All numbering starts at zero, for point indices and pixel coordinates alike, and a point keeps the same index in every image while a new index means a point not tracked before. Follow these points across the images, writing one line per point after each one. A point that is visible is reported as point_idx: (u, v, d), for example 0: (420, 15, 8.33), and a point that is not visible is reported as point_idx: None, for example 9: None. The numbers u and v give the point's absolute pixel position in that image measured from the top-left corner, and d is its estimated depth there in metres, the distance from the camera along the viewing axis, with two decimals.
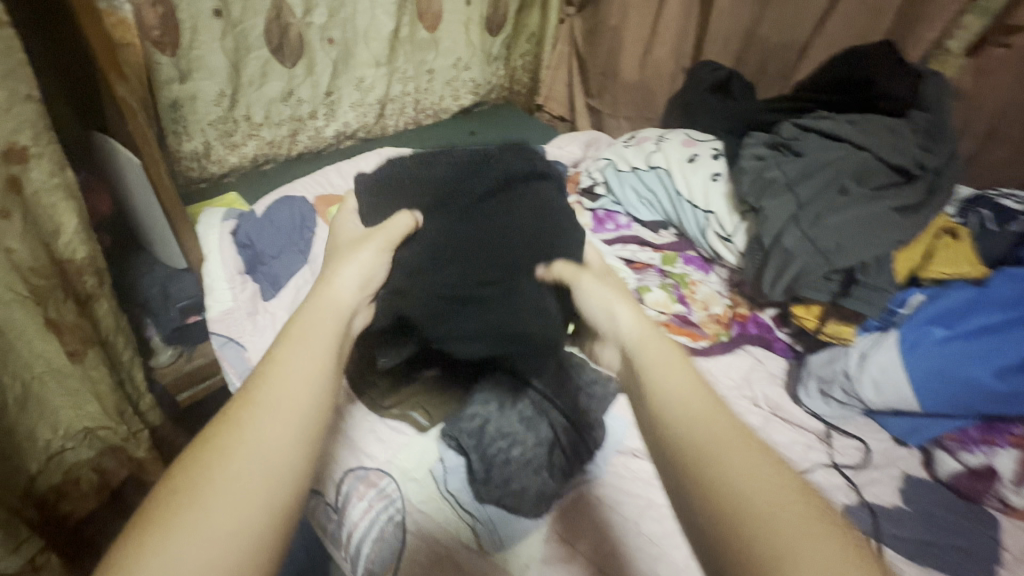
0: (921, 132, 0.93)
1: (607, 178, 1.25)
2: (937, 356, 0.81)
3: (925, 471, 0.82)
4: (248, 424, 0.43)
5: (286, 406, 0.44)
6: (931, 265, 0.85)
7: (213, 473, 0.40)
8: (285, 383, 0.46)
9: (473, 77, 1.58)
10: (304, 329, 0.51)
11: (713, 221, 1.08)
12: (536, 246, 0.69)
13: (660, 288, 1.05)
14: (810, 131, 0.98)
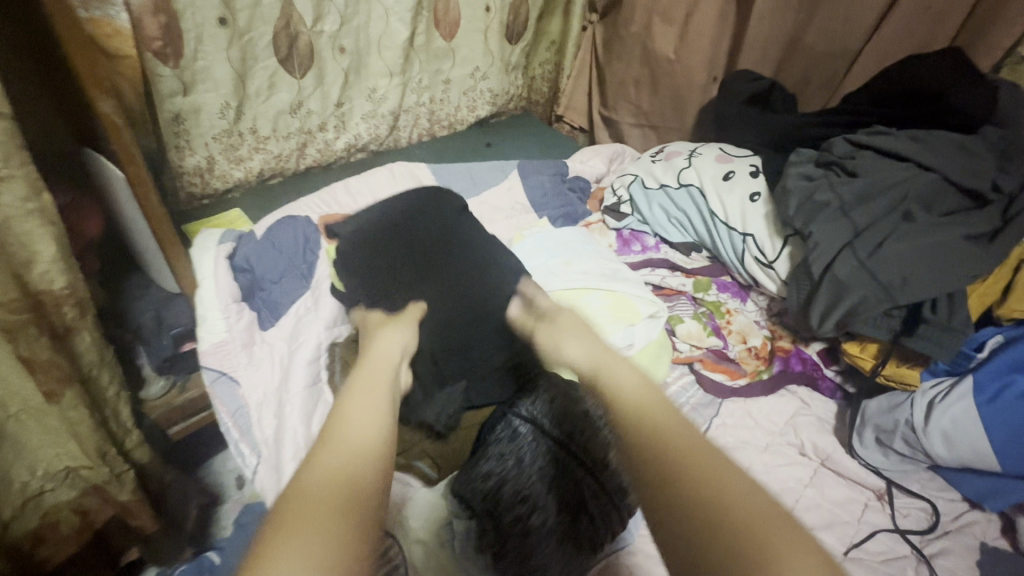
0: (999, 150, 0.82)
1: (633, 195, 1.16)
2: (1021, 411, 0.71)
3: (1006, 540, 0.73)
4: (330, 454, 0.48)
5: (362, 439, 0.50)
6: (1014, 303, 0.75)
7: (303, 507, 0.43)
8: (352, 421, 0.52)
9: (490, 86, 1.52)
10: (366, 380, 0.58)
11: (751, 245, 0.99)
12: (487, 273, 0.76)
13: (693, 318, 0.95)
14: (865, 148, 0.87)
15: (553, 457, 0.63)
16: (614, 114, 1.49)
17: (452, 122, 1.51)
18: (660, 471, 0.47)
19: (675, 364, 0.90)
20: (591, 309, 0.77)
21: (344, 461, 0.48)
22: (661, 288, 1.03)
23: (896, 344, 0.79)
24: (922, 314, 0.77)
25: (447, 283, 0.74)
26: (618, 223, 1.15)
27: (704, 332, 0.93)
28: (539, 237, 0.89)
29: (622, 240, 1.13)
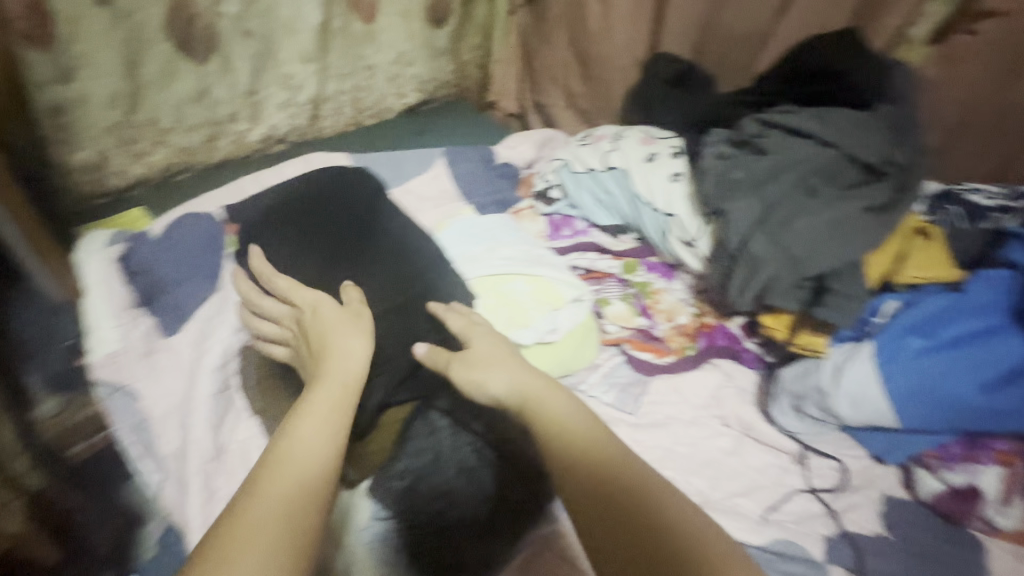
0: (892, 126, 0.86)
1: (561, 180, 1.16)
2: (916, 370, 0.74)
3: (905, 491, 0.76)
4: (275, 481, 0.47)
5: (314, 467, 0.49)
6: (906, 269, 0.80)
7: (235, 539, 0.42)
8: (303, 448, 0.50)
9: (417, 73, 1.47)
10: (322, 399, 0.55)
11: (674, 224, 1.00)
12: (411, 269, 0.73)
13: (622, 299, 0.97)
14: (774, 127, 0.90)
15: (470, 450, 0.62)
16: (546, 99, 1.48)
17: (379, 110, 1.46)
18: (604, 505, 0.51)
19: (603, 345, 0.92)
20: (515, 296, 0.76)
21: (296, 492, 0.47)
22: (591, 271, 1.04)
23: (807, 314, 0.82)
24: (828, 283, 0.81)
25: (365, 280, 0.70)
26: (548, 208, 1.16)
27: (632, 314, 0.95)
28: (462, 225, 0.87)
29: (552, 226, 1.14)
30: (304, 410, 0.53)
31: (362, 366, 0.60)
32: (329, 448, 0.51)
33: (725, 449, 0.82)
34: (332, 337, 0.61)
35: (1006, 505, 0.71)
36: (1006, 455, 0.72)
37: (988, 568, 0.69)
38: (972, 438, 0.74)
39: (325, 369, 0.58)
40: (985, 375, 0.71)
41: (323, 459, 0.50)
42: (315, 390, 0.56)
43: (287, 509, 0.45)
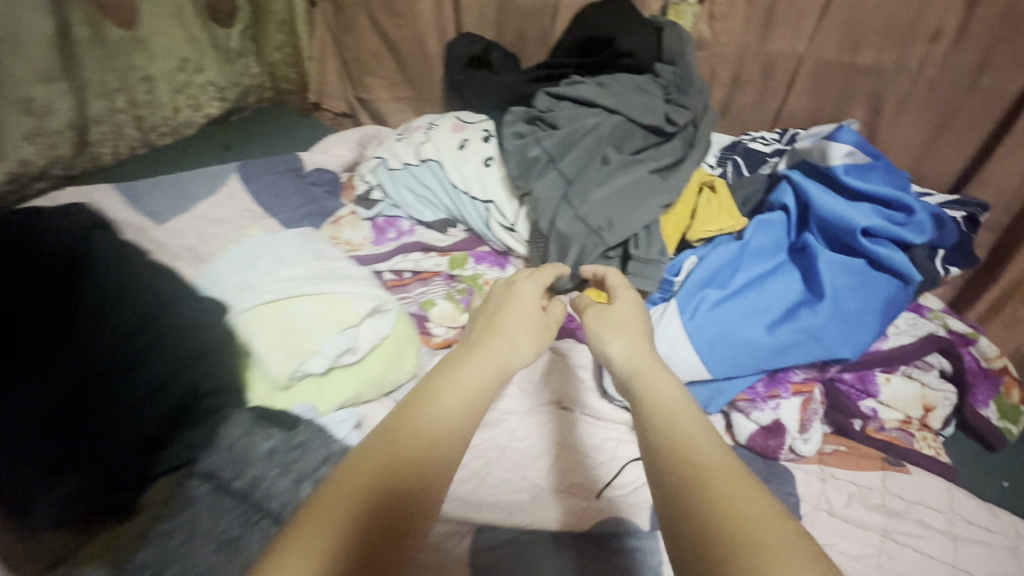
0: (668, 88, 0.88)
1: (380, 180, 1.09)
2: (715, 322, 0.74)
3: (727, 437, 0.79)
4: (407, 425, 0.45)
5: (445, 435, 0.45)
6: (698, 224, 0.81)
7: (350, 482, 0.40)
8: (440, 403, 0.47)
9: (212, 79, 1.31)
10: (486, 365, 0.53)
11: (494, 211, 0.97)
12: (135, 305, 0.62)
13: (446, 298, 0.92)
14: (564, 100, 0.90)
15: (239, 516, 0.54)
16: (367, 94, 1.38)
17: (174, 127, 1.28)
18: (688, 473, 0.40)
19: (433, 350, 0.89)
20: (298, 321, 0.68)
21: (431, 446, 0.44)
22: (418, 273, 0.99)
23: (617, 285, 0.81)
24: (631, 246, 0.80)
25: (69, 342, 0.58)
26: (370, 211, 1.08)
27: (456, 311, 0.90)
28: (242, 250, 0.77)
29: (377, 229, 1.06)
30: (466, 362, 0.53)
31: (518, 361, 0.57)
32: (462, 416, 0.47)
33: (564, 432, 0.79)
34: (526, 316, 0.61)
35: (805, 433, 0.76)
36: (800, 385, 0.77)
37: (800, 496, 0.72)
38: (772, 377, 0.77)
39: (486, 348, 0.55)
40: (770, 316, 0.73)
41: (458, 421, 0.47)
42: (463, 362, 0.53)
43: (396, 472, 0.41)
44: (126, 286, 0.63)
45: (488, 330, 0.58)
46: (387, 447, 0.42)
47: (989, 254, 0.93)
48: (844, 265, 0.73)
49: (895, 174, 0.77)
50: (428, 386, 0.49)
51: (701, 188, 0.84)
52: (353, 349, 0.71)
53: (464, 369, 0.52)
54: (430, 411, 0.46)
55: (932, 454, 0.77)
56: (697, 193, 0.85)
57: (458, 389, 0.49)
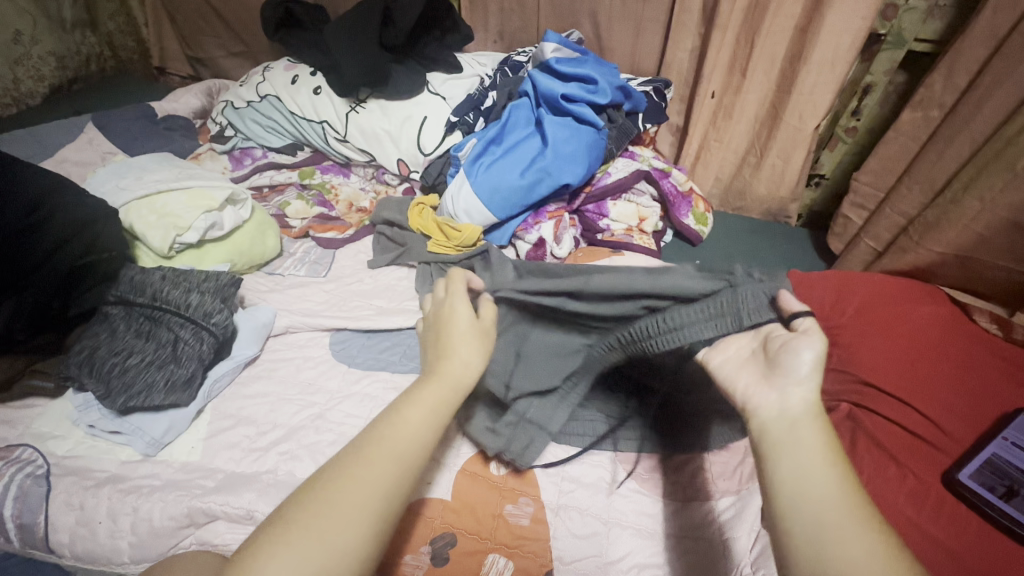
0: (450, 199, 1.08)
1: (230, 119, 1.30)
2: (489, 174, 1.05)
3: (515, 259, 1.11)
4: (375, 454, 0.47)
5: (414, 451, 0.48)
6: (438, 232, 1.07)
7: (314, 513, 0.43)
8: (402, 427, 0.49)
9: (49, 50, 1.41)
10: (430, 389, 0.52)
11: (328, 128, 1.22)
12: (34, 189, 0.77)
13: (299, 199, 1.18)
14: (402, 226, 1.10)
15: (144, 318, 0.78)
16: (205, 52, 1.54)
17: (17, 98, 1.38)
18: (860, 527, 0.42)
19: (293, 238, 1.12)
20: (168, 208, 0.92)
21: (400, 457, 0.47)
22: (274, 187, 1.23)
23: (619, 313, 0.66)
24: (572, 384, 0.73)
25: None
26: (224, 146, 1.28)
27: (308, 206, 1.17)
28: (107, 171, 0.99)
29: (234, 159, 1.27)
30: (415, 393, 0.52)
31: (473, 375, 0.56)
32: (430, 435, 0.50)
33: (402, 272, 1.04)
34: (799, 423, 0.47)
35: (559, 243, 1.10)
36: (554, 213, 1.11)
37: None
38: (535, 211, 1.11)
39: (438, 371, 0.54)
40: (523, 166, 1.05)
41: (419, 454, 0.49)
42: (415, 389, 0.53)
43: (369, 508, 0.45)
44: (23, 176, 0.77)
45: (438, 351, 0.57)
46: (384, 461, 0.47)
47: (684, 119, 1.35)
48: (562, 123, 1.08)
49: (599, 63, 1.16)
50: (398, 400, 0.52)
51: (444, 226, 1.06)
52: (233, 367, 0.82)
53: (412, 401, 0.51)
54: (396, 435, 0.48)
55: (646, 244, 1.17)
56: (443, 228, 1.07)
57: (411, 423, 0.50)
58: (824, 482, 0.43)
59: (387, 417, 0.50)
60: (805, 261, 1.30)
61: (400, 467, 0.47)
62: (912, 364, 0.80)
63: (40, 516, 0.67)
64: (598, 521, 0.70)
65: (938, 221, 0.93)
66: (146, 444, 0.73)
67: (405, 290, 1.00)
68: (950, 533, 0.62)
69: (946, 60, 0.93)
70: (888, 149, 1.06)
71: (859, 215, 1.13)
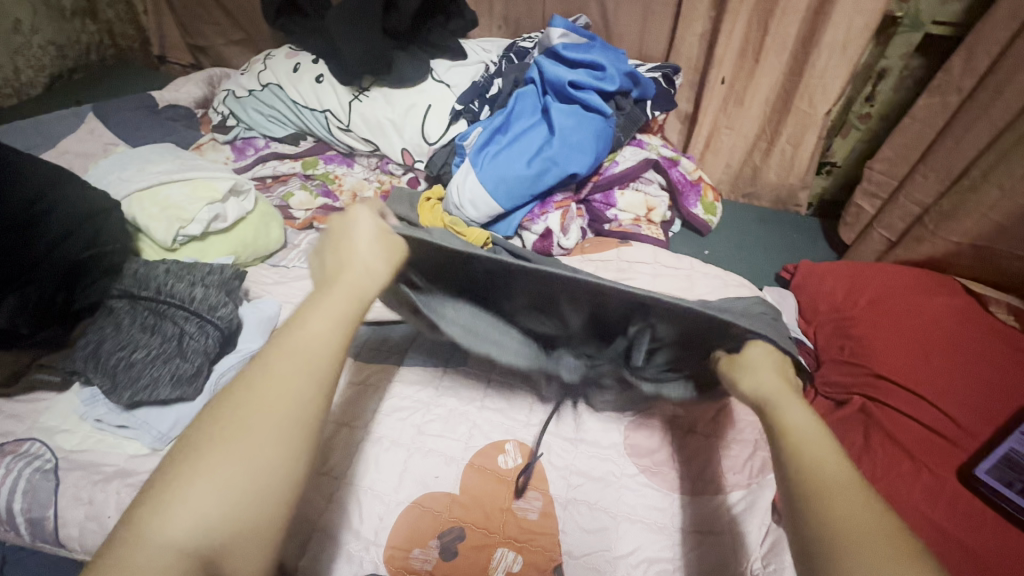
0: (455, 188, 1.06)
1: (231, 109, 1.28)
2: (495, 164, 1.03)
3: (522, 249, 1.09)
4: (275, 368, 0.42)
5: (324, 348, 0.44)
6: (441, 235, 1.05)
7: (234, 433, 0.39)
8: (304, 331, 0.45)
9: (48, 39, 1.39)
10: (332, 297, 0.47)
11: (331, 117, 1.21)
12: (34, 181, 0.76)
13: (303, 190, 1.17)
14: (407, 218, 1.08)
15: (149, 312, 0.77)
16: (205, 40, 1.51)
17: (17, 88, 1.36)
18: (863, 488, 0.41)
19: (297, 229, 1.11)
20: (170, 200, 0.91)
21: (305, 359, 0.43)
22: (277, 177, 1.21)
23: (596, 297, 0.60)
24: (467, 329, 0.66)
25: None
26: (227, 136, 1.27)
27: (312, 197, 1.16)
28: (108, 163, 0.98)
29: (237, 150, 1.26)
30: (315, 303, 0.47)
31: (375, 277, 0.52)
32: (337, 334, 0.45)
33: None
34: (781, 399, 0.47)
35: (566, 233, 1.08)
36: (560, 203, 1.10)
37: None
38: (542, 201, 1.10)
39: (340, 278, 0.50)
40: (530, 154, 1.03)
41: (328, 348, 0.45)
42: (311, 301, 0.47)
43: (287, 414, 0.41)
44: (25, 168, 0.77)
45: (334, 256, 0.53)
46: (278, 375, 0.42)
47: (693, 106, 1.32)
48: (569, 111, 1.06)
49: (607, 49, 1.13)
50: (291, 319, 0.46)
51: (445, 229, 1.04)
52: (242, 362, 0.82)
53: (310, 317, 0.46)
54: (296, 339, 0.44)
55: (654, 234, 1.15)
56: (445, 230, 1.04)
57: (313, 324, 0.45)
58: (811, 432, 0.44)
59: (281, 330, 0.45)
60: (815, 250, 1.28)
61: (309, 374, 0.43)
62: (925, 357, 0.79)
63: (49, 509, 0.67)
64: (607, 514, 0.70)
65: (955, 210, 0.91)
66: (154, 438, 0.72)
67: None
68: (964, 527, 0.62)
69: (967, 43, 0.90)
70: (904, 136, 1.03)
71: (873, 204, 1.11)
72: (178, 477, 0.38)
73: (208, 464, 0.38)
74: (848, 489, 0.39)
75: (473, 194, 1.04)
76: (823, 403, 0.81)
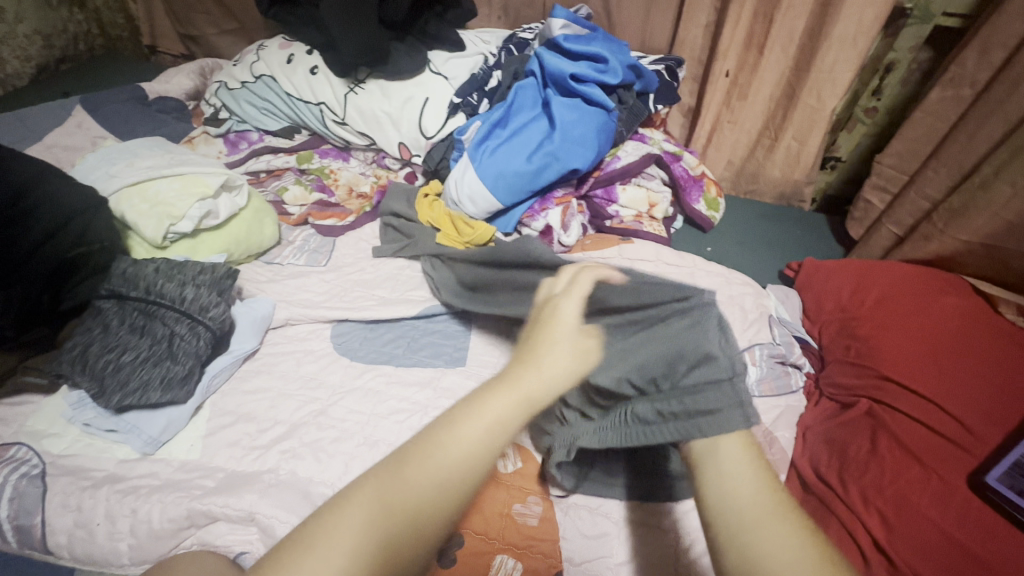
0: (453, 184, 1.04)
1: (224, 101, 1.25)
2: (494, 160, 1.01)
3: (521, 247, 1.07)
4: (416, 471, 0.43)
5: (468, 469, 0.44)
6: (449, 228, 1.02)
7: (351, 529, 0.40)
8: (460, 442, 0.45)
9: (33, 28, 1.35)
10: (496, 412, 0.47)
11: (326, 110, 1.18)
12: (17, 176, 0.73)
13: (297, 184, 1.14)
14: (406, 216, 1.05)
15: (137, 312, 0.75)
16: (196, 29, 1.47)
17: (3, 79, 1.33)
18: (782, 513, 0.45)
19: (292, 225, 1.08)
20: (159, 196, 0.88)
21: (454, 470, 0.44)
22: (271, 172, 1.18)
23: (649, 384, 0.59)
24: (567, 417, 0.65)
25: None
26: (219, 129, 1.24)
27: (307, 192, 1.13)
28: (95, 158, 0.95)
29: (229, 143, 1.23)
30: (480, 409, 0.47)
31: (553, 394, 0.51)
32: (485, 455, 0.45)
33: (404, 261, 1.00)
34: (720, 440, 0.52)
35: (566, 230, 1.06)
36: (561, 199, 1.08)
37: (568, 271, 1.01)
38: (542, 197, 1.07)
39: (516, 385, 0.49)
40: (530, 150, 1.01)
41: (474, 467, 0.45)
42: (486, 401, 0.48)
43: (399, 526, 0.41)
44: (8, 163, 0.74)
45: (522, 361, 0.52)
46: (418, 483, 0.43)
47: (696, 99, 1.29)
48: (571, 105, 1.04)
49: (609, 40, 1.11)
50: (453, 416, 0.47)
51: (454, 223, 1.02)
52: (234, 365, 0.80)
53: (471, 421, 0.46)
54: (451, 446, 0.45)
55: (657, 231, 1.13)
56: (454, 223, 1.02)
57: (469, 434, 0.46)
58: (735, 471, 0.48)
59: (443, 428, 0.46)
60: (819, 247, 1.26)
61: (441, 489, 0.43)
62: (934, 359, 0.77)
63: (37, 517, 0.66)
64: (610, 520, 0.68)
65: (965, 207, 0.89)
66: (144, 443, 0.71)
67: (408, 279, 0.97)
68: (972, 534, 0.61)
69: (981, 35, 0.87)
70: (913, 131, 1.01)
71: (881, 199, 1.09)
72: (292, 555, 0.39)
73: (315, 560, 0.38)
74: (765, 519, 0.44)
75: (470, 192, 1.01)
76: (829, 406, 0.79)
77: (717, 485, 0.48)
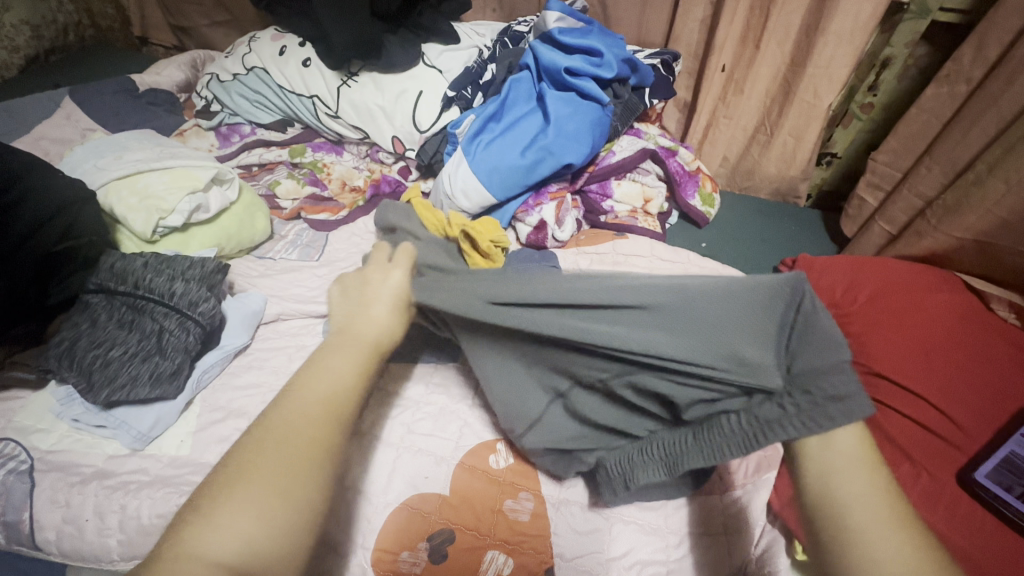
0: (446, 178, 1.03)
1: (215, 93, 1.23)
2: (487, 154, 1.00)
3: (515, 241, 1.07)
4: (288, 414, 0.46)
5: (336, 399, 0.48)
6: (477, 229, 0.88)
7: (252, 476, 0.42)
8: (318, 380, 0.49)
9: (21, 18, 1.33)
10: (339, 351, 0.52)
11: (318, 103, 1.17)
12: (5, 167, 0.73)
13: (290, 178, 1.13)
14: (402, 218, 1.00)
15: (126, 307, 0.75)
16: (188, 20, 1.45)
17: None
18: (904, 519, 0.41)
19: (284, 220, 1.07)
20: (148, 189, 0.87)
21: (320, 406, 0.47)
22: (264, 165, 1.17)
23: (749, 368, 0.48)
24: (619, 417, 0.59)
25: None
26: (211, 122, 1.22)
27: (299, 186, 1.12)
28: (84, 150, 0.94)
29: (221, 137, 1.22)
30: (325, 354, 0.52)
31: (382, 330, 0.57)
32: (347, 386, 0.50)
33: None
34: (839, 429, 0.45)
35: (560, 225, 1.06)
36: (555, 193, 1.08)
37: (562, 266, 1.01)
38: (536, 192, 1.06)
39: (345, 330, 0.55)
40: (524, 144, 1.00)
41: (346, 397, 0.49)
42: (324, 353, 0.52)
43: (305, 461, 0.44)
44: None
45: (347, 311, 0.58)
46: (298, 422, 0.45)
47: (692, 94, 1.28)
48: (565, 99, 1.03)
49: (604, 34, 1.10)
50: (306, 369, 0.51)
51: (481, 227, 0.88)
52: (223, 361, 0.79)
53: (324, 364, 0.50)
54: (312, 386, 0.48)
55: (651, 226, 1.12)
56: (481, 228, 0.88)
57: (325, 375, 0.49)
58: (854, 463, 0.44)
59: (299, 378, 0.49)
60: (814, 243, 1.26)
61: (329, 420, 0.47)
62: (926, 355, 0.78)
63: (25, 512, 0.65)
64: (601, 516, 0.69)
65: (959, 204, 0.89)
66: (133, 439, 0.70)
67: None
68: (961, 532, 0.61)
69: (978, 31, 0.87)
70: (909, 127, 1.00)
71: (876, 195, 1.08)
72: (206, 515, 0.40)
73: (227, 511, 0.40)
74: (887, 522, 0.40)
75: (461, 187, 1.01)
76: None
77: (828, 479, 0.43)
